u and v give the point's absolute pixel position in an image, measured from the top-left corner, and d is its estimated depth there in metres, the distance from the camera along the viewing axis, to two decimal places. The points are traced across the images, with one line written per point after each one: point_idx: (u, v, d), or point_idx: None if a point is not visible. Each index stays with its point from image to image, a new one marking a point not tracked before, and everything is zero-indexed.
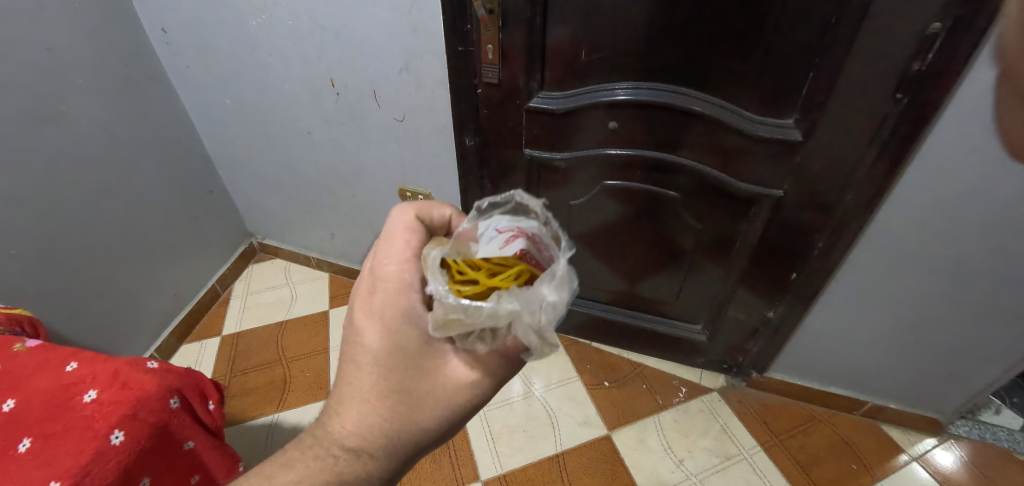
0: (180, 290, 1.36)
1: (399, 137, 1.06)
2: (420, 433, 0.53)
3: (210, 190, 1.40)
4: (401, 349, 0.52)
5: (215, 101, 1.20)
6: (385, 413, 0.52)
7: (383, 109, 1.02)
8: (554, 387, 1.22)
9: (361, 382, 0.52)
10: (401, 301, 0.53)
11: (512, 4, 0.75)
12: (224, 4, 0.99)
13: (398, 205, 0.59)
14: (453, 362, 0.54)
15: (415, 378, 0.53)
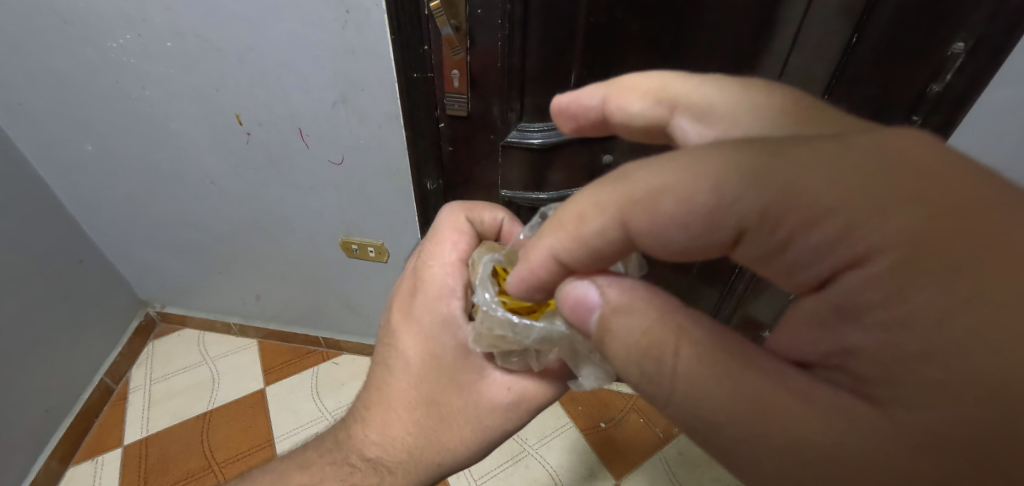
0: (52, 397, 1.03)
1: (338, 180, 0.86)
2: (444, 458, 0.47)
3: (80, 259, 1.07)
4: (437, 358, 0.47)
5: (71, 148, 0.90)
6: (411, 426, 0.47)
7: (314, 150, 0.82)
8: (550, 439, 1.10)
9: (388, 388, 0.48)
10: (440, 307, 0.48)
11: (482, 19, 0.62)
12: (67, 21, 0.71)
13: (449, 207, 0.52)
14: (485, 379, 0.48)
15: (447, 393, 0.47)
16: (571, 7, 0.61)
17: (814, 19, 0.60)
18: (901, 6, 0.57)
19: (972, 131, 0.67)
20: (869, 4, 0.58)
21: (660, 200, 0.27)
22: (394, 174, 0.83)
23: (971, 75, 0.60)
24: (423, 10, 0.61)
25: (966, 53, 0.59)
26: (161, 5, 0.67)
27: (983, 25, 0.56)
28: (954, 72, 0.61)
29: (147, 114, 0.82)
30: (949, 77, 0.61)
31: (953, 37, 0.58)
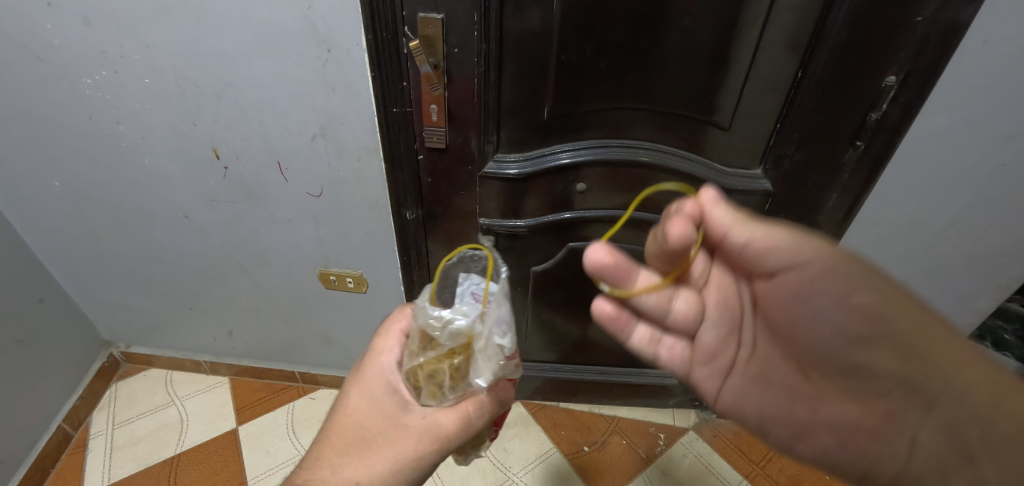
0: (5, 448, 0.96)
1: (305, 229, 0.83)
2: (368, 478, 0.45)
3: (40, 298, 1.02)
4: (368, 393, 0.49)
5: (36, 183, 0.88)
6: (340, 450, 0.47)
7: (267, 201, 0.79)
8: (533, 466, 1.08)
9: (330, 423, 0.50)
10: (380, 356, 0.51)
11: (460, 57, 0.66)
12: (39, 58, 0.71)
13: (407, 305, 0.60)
14: (405, 411, 0.48)
15: (375, 416, 0.48)
16: (543, 46, 0.66)
17: (763, 55, 0.66)
18: (842, 45, 0.63)
19: (907, 152, 0.73)
20: (811, 42, 0.64)
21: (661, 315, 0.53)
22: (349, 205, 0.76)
23: (903, 104, 0.67)
24: (402, 49, 0.65)
25: (899, 85, 0.66)
26: (140, 43, 0.68)
27: (909, 61, 0.64)
28: (887, 103, 0.67)
29: (121, 149, 0.81)
30: (884, 107, 0.68)
31: (886, 70, 0.65)
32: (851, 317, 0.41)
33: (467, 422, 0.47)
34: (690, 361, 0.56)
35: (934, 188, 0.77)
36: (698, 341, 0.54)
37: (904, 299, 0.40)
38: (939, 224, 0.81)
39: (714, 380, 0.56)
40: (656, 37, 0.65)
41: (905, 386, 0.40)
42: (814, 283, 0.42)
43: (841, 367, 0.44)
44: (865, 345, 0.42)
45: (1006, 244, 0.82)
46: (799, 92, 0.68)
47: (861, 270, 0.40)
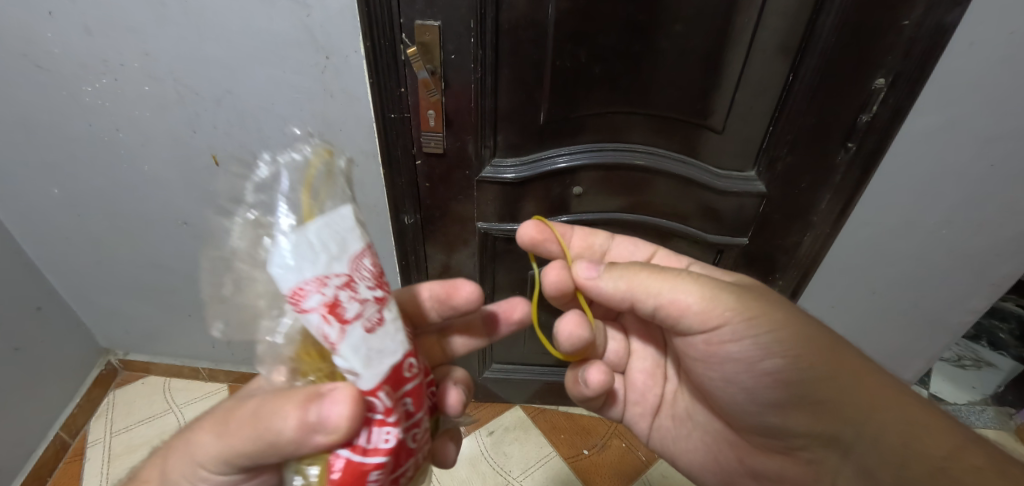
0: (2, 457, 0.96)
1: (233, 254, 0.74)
2: (206, 466, 0.41)
3: (37, 306, 1.02)
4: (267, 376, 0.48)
5: (35, 191, 0.88)
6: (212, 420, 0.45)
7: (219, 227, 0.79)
8: (532, 470, 1.08)
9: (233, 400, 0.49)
10: None
11: (456, 63, 0.67)
12: (39, 66, 0.72)
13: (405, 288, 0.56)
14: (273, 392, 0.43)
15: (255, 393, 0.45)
16: (538, 52, 0.67)
17: (755, 59, 0.67)
18: (831, 49, 0.64)
19: (897, 154, 0.74)
20: (801, 46, 0.66)
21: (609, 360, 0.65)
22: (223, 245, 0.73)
23: (893, 106, 0.68)
24: (400, 55, 0.66)
25: (887, 87, 0.67)
26: (139, 51, 0.69)
27: (898, 63, 0.65)
28: (876, 105, 0.69)
29: (120, 156, 0.82)
30: (873, 109, 0.69)
31: (875, 73, 0.66)
32: (763, 378, 0.47)
33: (274, 427, 0.35)
34: (621, 401, 0.65)
35: (926, 188, 0.78)
36: (629, 375, 0.65)
37: (818, 352, 0.45)
38: (931, 223, 0.82)
39: (644, 421, 0.64)
40: (649, 42, 0.66)
41: (824, 440, 0.44)
42: (730, 345, 0.48)
43: (755, 426, 0.51)
44: (781, 409, 0.47)
45: (998, 243, 0.83)
46: (791, 94, 0.69)
47: (783, 338, 0.45)
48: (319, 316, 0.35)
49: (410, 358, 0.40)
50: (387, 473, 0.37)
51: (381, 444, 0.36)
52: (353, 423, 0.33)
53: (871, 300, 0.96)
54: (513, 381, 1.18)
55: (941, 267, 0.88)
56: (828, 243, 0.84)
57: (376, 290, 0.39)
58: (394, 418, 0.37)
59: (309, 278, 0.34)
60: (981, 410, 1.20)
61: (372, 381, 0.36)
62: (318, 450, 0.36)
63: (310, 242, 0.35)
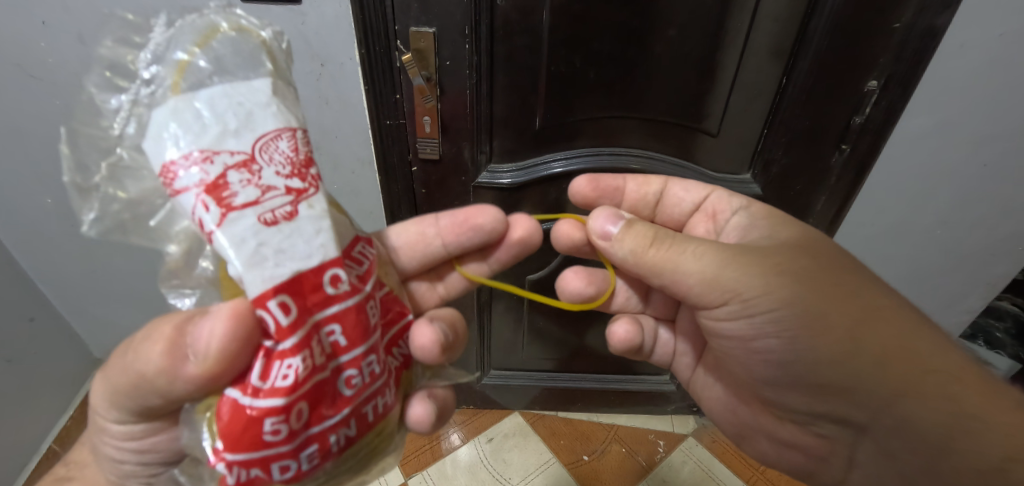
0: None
1: (123, 203, 0.39)
2: (106, 419, 0.37)
3: (30, 317, 1.01)
4: None
5: (28, 201, 0.87)
6: None
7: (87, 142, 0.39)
8: (532, 477, 1.07)
9: None
10: None
11: (451, 68, 0.67)
12: (33, 77, 0.71)
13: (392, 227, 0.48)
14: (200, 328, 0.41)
15: None
16: (533, 57, 0.67)
17: (748, 62, 0.68)
18: (824, 51, 0.65)
19: (891, 155, 0.75)
20: (794, 50, 0.66)
21: (655, 311, 0.63)
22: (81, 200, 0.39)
23: (886, 108, 0.69)
24: (395, 62, 0.66)
25: (880, 89, 0.67)
26: None
27: (889, 66, 0.65)
28: (869, 107, 0.69)
29: None
30: (867, 111, 0.69)
31: (867, 76, 0.67)
32: (765, 354, 0.47)
33: (145, 358, 0.32)
34: (671, 351, 0.63)
35: (919, 189, 0.78)
36: (677, 324, 0.62)
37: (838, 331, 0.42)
38: (926, 224, 0.83)
39: (688, 369, 0.63)
40: (643, 47, 0.66)
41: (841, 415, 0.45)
42: (727, 323, 0.47)
43: (763, 395, 0.51)
44: (793, 383, 0.47)
45: (992, 243, 0.84)
46: (784, 97, 0.70)
47: (795, 316, 0.43)
48: (197, 198, 0.32)
49: (340, 276, 0.35)
50: (293, 418, 0.32)
51: (278, 382, 0.31)
52: (230, 342, 0.30)
53: None
54: (512, 387, 1.17)
55: (936, 267, 0.89)
56: None
57: (292, 180, 0.36)
58: (291, 346, 0.32)
59: (193, 151, 0.33)
60: None
61: (265, 292, 0.31)
62: (199, 386, 0.32)
63: (203, 115, 0.34)
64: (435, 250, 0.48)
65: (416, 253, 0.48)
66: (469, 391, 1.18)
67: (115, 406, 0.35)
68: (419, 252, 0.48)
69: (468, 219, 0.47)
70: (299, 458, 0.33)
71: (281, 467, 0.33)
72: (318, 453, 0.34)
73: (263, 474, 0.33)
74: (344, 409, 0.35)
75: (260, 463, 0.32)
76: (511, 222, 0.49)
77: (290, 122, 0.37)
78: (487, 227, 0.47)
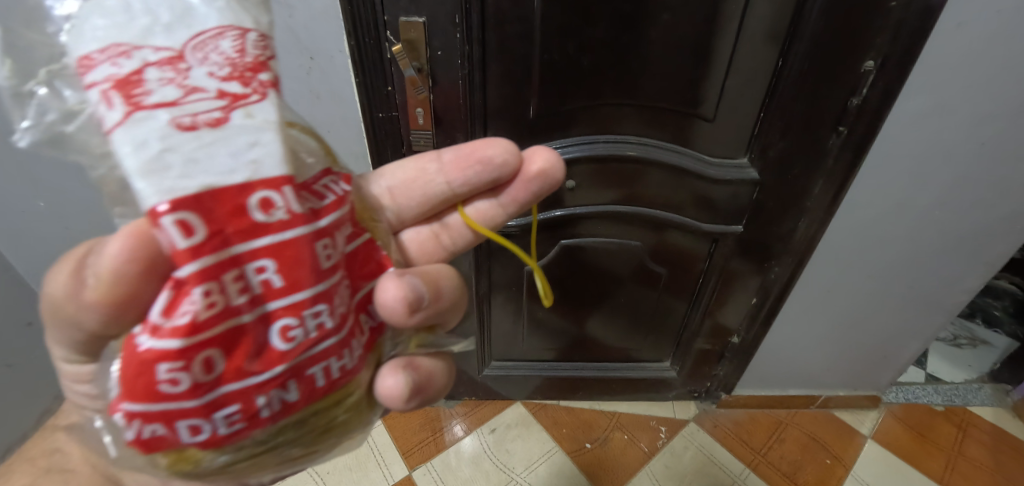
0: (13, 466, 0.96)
1: (62, 115, 0.29)
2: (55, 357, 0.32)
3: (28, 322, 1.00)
4: None
5: None
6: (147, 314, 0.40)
7: (27, 45, 0.30)
8: (536, 465, 1.08)
9: None
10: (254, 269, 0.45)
11: (443, 58, 0.66)
12: None
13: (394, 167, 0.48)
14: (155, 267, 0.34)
15: None
16: (526, 46, 0.66)
17: (744, 45, 0.67)
18: (819, 31, 0.64)
19: (888, 137, 0.74)
20: (789, 32, 0.65)
21: None
22: (17, 112, 0.29)
23: (883, 88, 0.68)
24: (385, 53, 0.65)
25: (877, 69, 0.67)
26: None
27: (886, 46, 0.65)
28: (867, 87, 0.68)
29: None
30: (864, 92, 0.69)
31: (864, 56, 0.66)
32: None
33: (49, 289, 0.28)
34: None
35: (918, 168, 0.78)
36: None
37: None
38: (924, 205, 0.82)
39: None
40: (637, 32, 0.65)
41: None
42: None
43: None
44: None
45: (988, 222, 0.84)
46: (781, 81, 0.69)
47: None
48: (101, 94, 0.27)
49: (274, 201, 0.30)
50: (198, 368, 0.27)
51: (180, 319, 0.27)
52: (121, 264, 0.26)
53: (868, 285, 0.95)
54: (513, 378, 1.18)
55: (934, 248, 0.89)
56: (823, 228, 0.84)
57: (230, 84, 0.30)
58: (192, 278, 0.27)
59: (107, 43, 0.28)
60: (978, 387, 1.22)
61: (159, 206, 0.26)
62: (106, 318, 0.28)
63: (133, 6, 0.29)
64: (438, 189, 0.47)
65: (416, 194, 0.47)
66: (470, 383, 1.18)
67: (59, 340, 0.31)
68: (420, 192, 0.47)
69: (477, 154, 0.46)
70: (212, 418, 0.29)
71: (190, 427, 0.29)
72: (240, 415, 0.30)
73: (170, 431, 0.29)
74: (277, 366, 0.30)
75: (165, 420, 0.28)
76: (527, 154, 0.48)
77: (242, 23, 0.32)
78: (497, 159, 0.46)
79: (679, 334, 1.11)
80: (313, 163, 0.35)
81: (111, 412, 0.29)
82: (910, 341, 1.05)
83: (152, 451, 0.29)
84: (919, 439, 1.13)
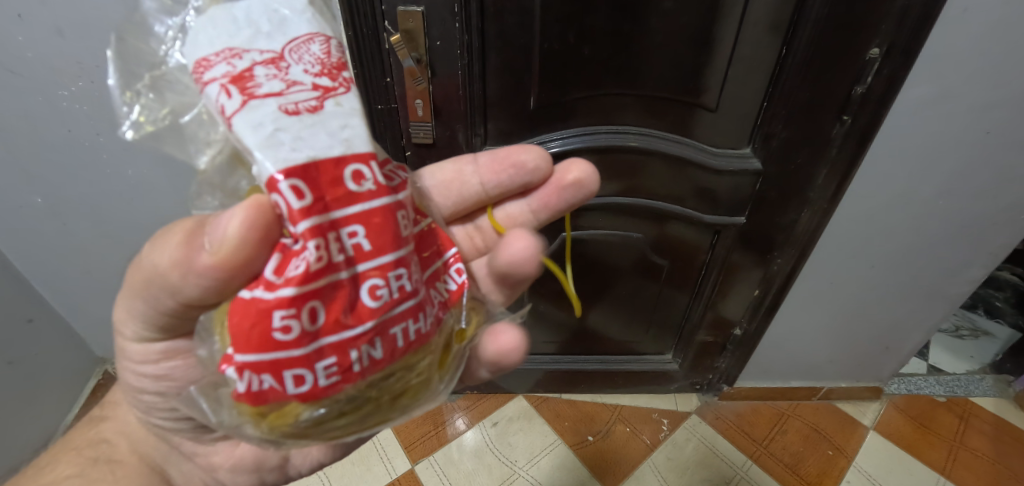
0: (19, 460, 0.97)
1: (166, 116, 0.30)
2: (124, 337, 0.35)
3: (29, 318, 1.00)
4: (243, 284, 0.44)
5: (19, 201, 0.86)
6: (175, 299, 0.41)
7: (135, 50, 0.30)
8: (538, 458, 1.08)
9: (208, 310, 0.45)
10: None
11: (441, 48, 0.65)
12: (11, 71, 0.71)
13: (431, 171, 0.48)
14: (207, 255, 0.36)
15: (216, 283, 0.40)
16: (525, 35, 0.65)
17: (747, 33, 0.66)
18: (824, 18, 0.63)
19: (892, 126, 0.73)
20: (793, 19, 0.64)
21: None
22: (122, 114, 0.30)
23: (888, 75, 0.67)
24: (384, 44, 0.64)
25: (882, 56, 0.66)
26: None
27: (891, 32, 0.64)
28: (872, 75, 0.67)
29: (102, 162, 0.82)
30: (869, 80, 0.68)
31: (869, 44, 0.65)
32: None
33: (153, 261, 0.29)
34: None
35: (923, 158, 0.77)
36: None
37: None
38: (928, 195, 0.82)
39: None
40: (638, 21, 0.65)
41: None
42: None
43: None
44: None
45: (992, 212, 0.84)
46: (784, 70, 0.68)
47: None
48: (219, 88, 0.27)
49: (363, 173, 0.29)
50: (305, 317, 0.27)
51: (291, 273, 0.27)
52: (241, 231, 0.26)
53: (871, 276, 0.95)
54: (514, 371, 1.18)
55: (937, 239, 0.88)
56: (826, 218, 0.83)
57: (321, 79, 0.30)
58: (304, 235, 0.27)
59: (220, 47, 0.27)
60: (980, 378, 1.22)
61: (272, 173, 0.26)
62: (216, 282, 0.28)
63: (236, 17, 0.29)
64: (473, 191, 0.48)
65: (455, 197, 0.48)
66: None
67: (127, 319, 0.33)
68: (456, 196, 0.48)
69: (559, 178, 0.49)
70: (314, 369, 0.29)
71: (295, 376, 0.28)
72: (337, 368, 0.29)
73: (276, 384, 0.28)
74: (368, 321, 0.30)
75: (272, 370, 0.28)
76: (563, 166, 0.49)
77: (326, 31, 0.31)
78: (529, 165, 0.47)
79: (681, 326, 1.10)
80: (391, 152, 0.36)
81: (220, 368, 0.29)
82: (914, 331, 1.05)
83: (259, 404, 0.29)
84: (921, 430, 1.13)
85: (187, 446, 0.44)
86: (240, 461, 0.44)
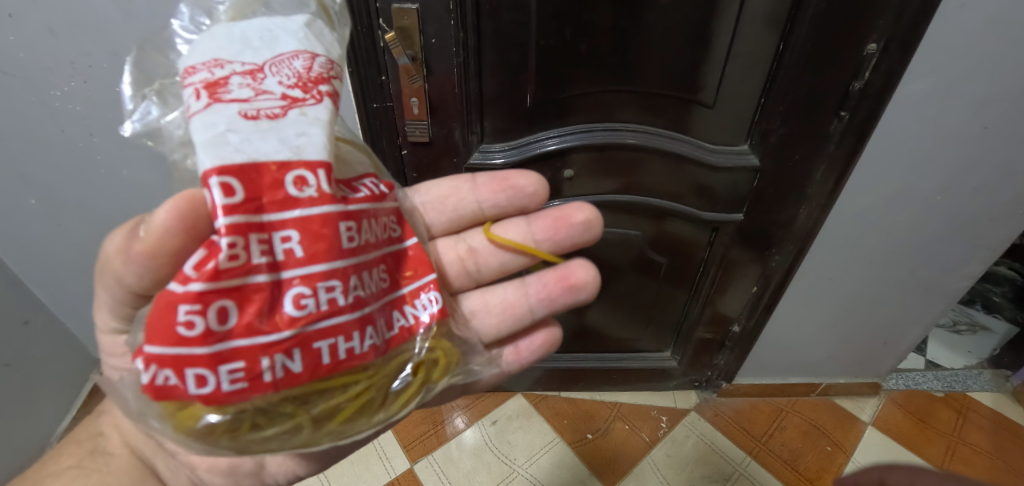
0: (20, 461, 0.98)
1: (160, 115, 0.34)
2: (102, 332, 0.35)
3: (25, 321, 1.00)
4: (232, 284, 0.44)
5: (13, 203, 0.86)
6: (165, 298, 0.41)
7: (150, 62, 0.36)
8: (538, 456, 1.08)
9: None
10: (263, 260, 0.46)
11: (437, 46, 0.65)
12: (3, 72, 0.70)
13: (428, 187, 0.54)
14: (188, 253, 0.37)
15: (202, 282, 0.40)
16: (522, 32, 0.65)
17: (744, 29, 0.65)
18: (822, 14, 0.62)
19: (889, 122, 0.73)
20: (791, 14, 0.64)
21: None
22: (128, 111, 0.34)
23: (886, 70, 0.67)
24: (378, 42, 0.64)
25: (880, 51, 0.65)
26: (108, 51, 0.68)
27: (889, 27, 0.63)
28: (870, 70, 0.67)
29: (96, 163, 0.82)
30: (867, 75, 0.67)
31: (866, 39, 0.65)
32: None
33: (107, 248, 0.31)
34: None
35: (920, 154, 0.77)
36: None
37: None
38: (925, 191, 0.82)
39: None
40: (635, 17, 0.64)
41: None
42: None
43: None
44: None
45: (989, 207, 0.84)
46: (781, 66, 0.68)
47: None
48: (193, 91, 0.32)
49: (308, 179, 0.33)
50: (212, 316, 0.31)
51: (205, 269, 0.30)
52: (169, 219, 0.30)
53: (869, 272, 0.95)
54: None
55: (935, 235, 0.88)
56: (824, 215, 0.83)
57: (293, 91, 0.34)
58: (223, 232, 0.30)
59: (208, 58, 0.33)
60: (978, 373, 1.22)
61: (210, 169, 0.30)
62: (144, 270, 0.30)
63: (236, 34, 0.34)
64: (469, 208, 0.54)
65: (451, 211, 0.54)
66: None
67: (106, 304, 0.34)
68: (454, 210, 0.54)
69: (564, 278, 0.52)
70: (217, 371, 0.31)
71: (197, 376, 0.31)
72: (244, 373, 0.32)
73: (178, 381, 0.31)
74: (286, 330, 0.33)
75: (175, 365, 0.30)
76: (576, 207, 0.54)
77: (314, 49, 0.36)
78: (527, 189, 0.54)
79: (679, 323, 1.10)
80: (355, 167, 0.41)
81: (133, 356, 0.31)
82: (912, 327, 1.05)
83: (160, 398, 0.31)
84: (919, 425, 1.13)
85: (170, 448, 0.43)
86: (228, 463, 0.43)
